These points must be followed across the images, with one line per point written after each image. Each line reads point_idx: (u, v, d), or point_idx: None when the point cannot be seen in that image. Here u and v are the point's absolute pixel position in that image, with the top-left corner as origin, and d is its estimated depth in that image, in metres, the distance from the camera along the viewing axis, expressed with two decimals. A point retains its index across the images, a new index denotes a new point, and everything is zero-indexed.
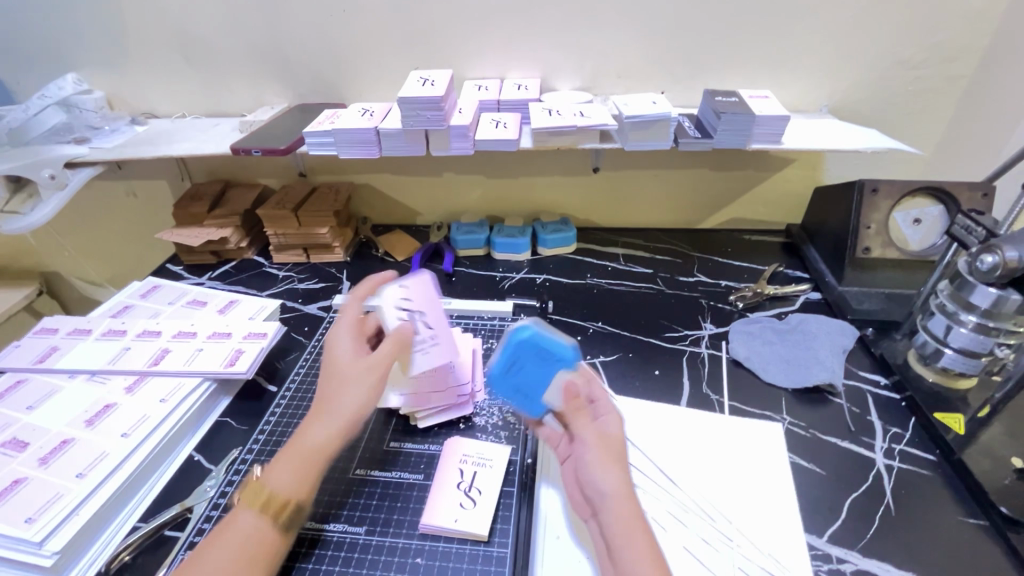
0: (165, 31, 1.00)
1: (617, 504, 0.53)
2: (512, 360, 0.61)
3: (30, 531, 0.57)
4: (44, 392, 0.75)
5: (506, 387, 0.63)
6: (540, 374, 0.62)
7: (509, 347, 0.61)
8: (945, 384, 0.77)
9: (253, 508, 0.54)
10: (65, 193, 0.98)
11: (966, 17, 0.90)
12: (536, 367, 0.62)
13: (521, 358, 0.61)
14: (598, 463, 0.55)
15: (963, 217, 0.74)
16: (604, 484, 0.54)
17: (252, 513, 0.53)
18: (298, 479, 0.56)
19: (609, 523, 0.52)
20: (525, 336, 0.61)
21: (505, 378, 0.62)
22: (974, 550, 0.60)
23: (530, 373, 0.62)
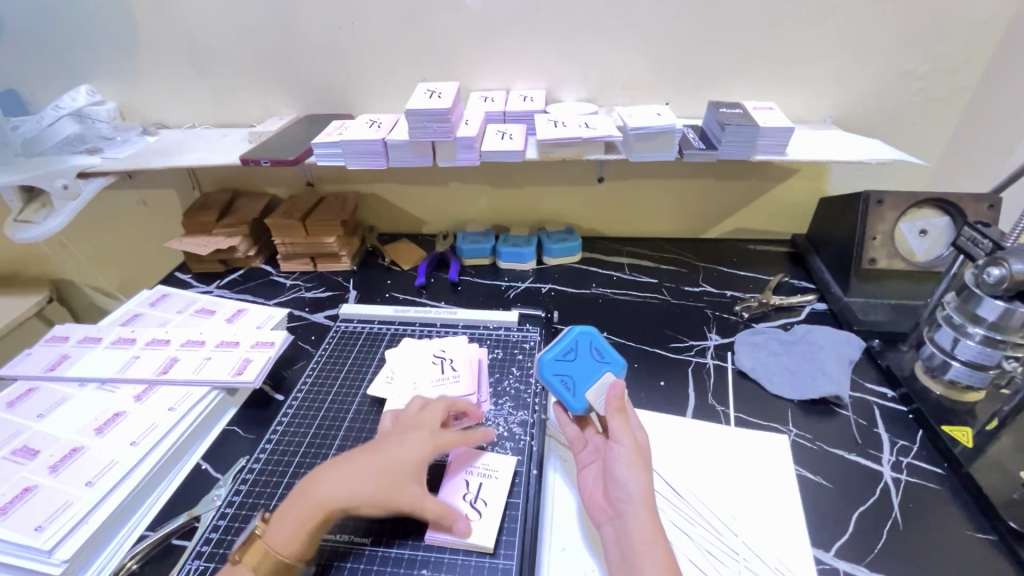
0: (177, 43, 1.02)
1: (640, 504, 0.55)
2: (568, 349, 0.68)
3: (40, 539, 0.57)
4: (55, 400, 0.76)
5: (553, 375, 0.67)
6: (588, 370, 0.67)
7: (573, 335, 0.69)
8: (952, 396, 0.76)
9: (280, 526, 0.55)
10: (77, 202, 1.00)
11: (972, 29, 0.91)
12: (585, 362, 0.67)
13: (578, 349, 0.68)
14: (630, 465, 0.57)
15: (970, 228, 0.73)
16: (630, 482, 0.56)
17: (280, 529, 0.55)
18: (296, 537, 0.54)
19: (631, 523, 0.54)
20: (583, 332, 0.69)
21: (555, 363, 0.67)
22: (983, 566, 0.59)
23: (576, 366, 0.67)
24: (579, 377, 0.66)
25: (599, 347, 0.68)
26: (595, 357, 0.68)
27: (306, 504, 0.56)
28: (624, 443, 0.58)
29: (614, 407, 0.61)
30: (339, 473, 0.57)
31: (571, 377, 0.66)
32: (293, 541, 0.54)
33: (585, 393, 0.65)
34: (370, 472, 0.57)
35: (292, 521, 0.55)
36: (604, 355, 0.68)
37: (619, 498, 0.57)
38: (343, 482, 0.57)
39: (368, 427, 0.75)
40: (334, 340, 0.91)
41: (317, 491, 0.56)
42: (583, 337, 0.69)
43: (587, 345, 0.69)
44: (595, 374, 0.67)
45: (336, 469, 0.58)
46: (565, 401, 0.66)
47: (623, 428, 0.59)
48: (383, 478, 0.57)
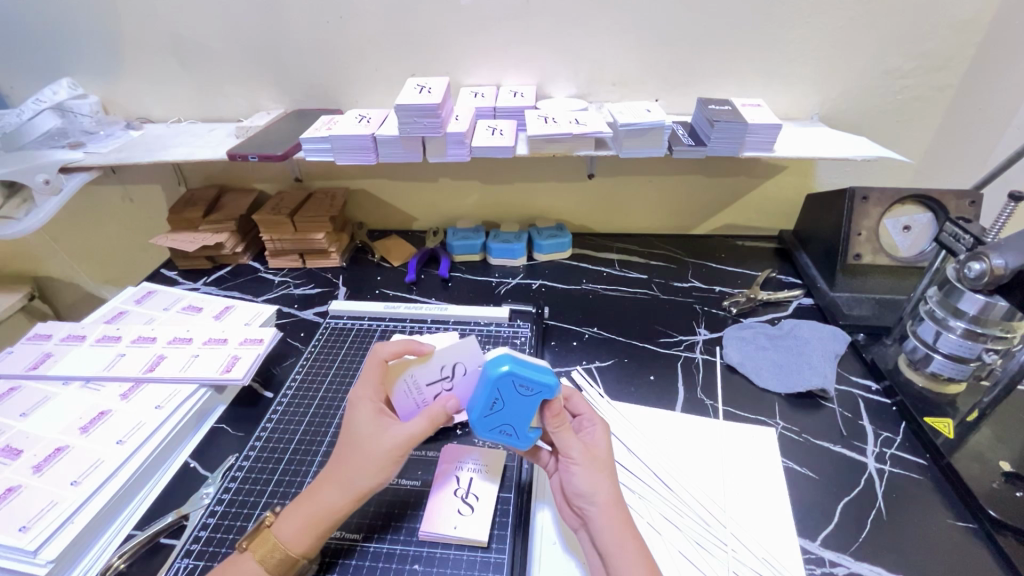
0: (161, 36, 1.00)
1: (606, 511, 0.55)
2: (492, 398, 0.57)
3: (25, 539, 0.56)
4: (38, 399, 0.75)
5: (489, 427, 0.59)
6: (524, 411, 0.57)
7: (488, 383, 0.56)
8: (934, 389, 0.78)
9: (291, 530, 0.55)
10: (60, 197, 0.98)
11: (955, 27, 0.92)
12: (515, 404, 0.57)
13: (501, 394, 0.57)
14: (585, 474, 0.56)
15: (952, 224, 0.75)
16: (592, 492, 0.56)
17: (291, 534, 0.54)
18: (300, 531, 0.55)
19: (600, 530, 0.54)
20: (502, 372, 0.56)
21: (486, 420, 0.58)
22: (964, 553, 0.61)
23: (508, 411, 0.58)
24: (515, 420, 0.58)
25: (522, 381, 0.56)
26: (522, 394, 0.57)
27: (316, 506, 0.56)
28: (575, 458, 0.57)
29: (554, 423, 0.58)
30: (342, 475, 0.56)
31: (509, 424, 0.59)
32: (311, 539, 0.55)
33: (529, 428, 0.59)
34: (368, 465, 0.56)
35: (306, 523, 0.55)
36: (531, 388, 0.56)
37: (583, 507, 0.57)
38: (349, 482, 0.56)
39: None
40: (324, 337, 0.90)
41: (324, 494, 0.56)
42: (501, 380, 0.56)
43: (509, 384, 0.56)
44: (531, 408, 0.57)
45: (337, 471, 0.57)
46: (516, 445, 0.60)
47: (569, 442, 0.58)
48: (387, 464, 0.57)
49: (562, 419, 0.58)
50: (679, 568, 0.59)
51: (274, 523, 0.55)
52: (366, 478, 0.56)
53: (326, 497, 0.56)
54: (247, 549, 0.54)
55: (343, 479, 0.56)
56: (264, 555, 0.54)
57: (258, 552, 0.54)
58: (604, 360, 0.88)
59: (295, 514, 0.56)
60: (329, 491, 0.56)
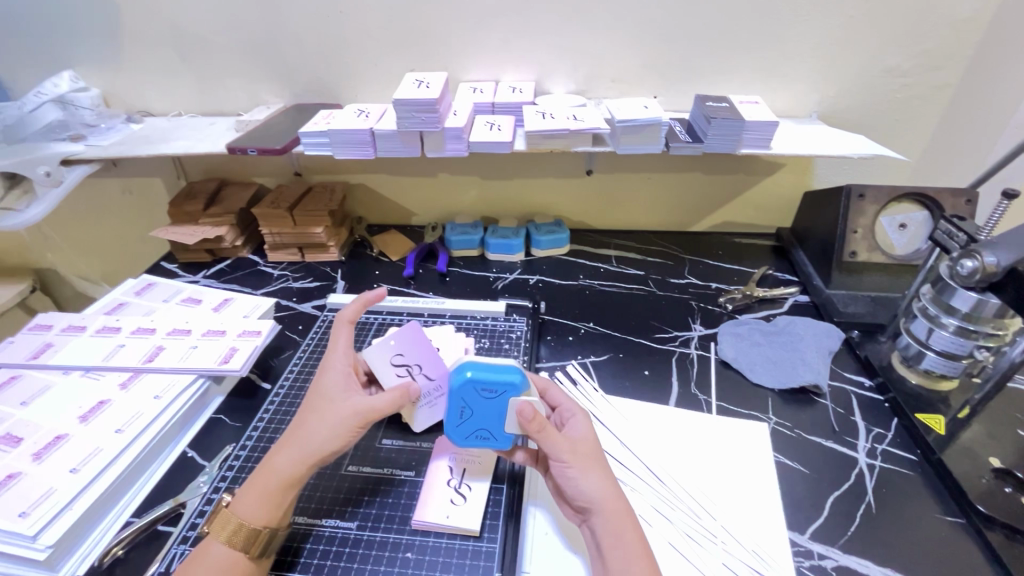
0: (161, 29, 1.01)
1: (602, 507, 0.55)
2: (460, 407, 0.60)
3: (24, 525, 0.57)
4: (38, 388, 0.75)
5: (467, 435, 0.61)
6: (493, 413, 0.60)
7: (453, 392, 0.60)
8: (928, 385, 0.79)
9: (249, 503, 0.55)
10: (61, 189, 0.99)
11: (953, 25, 0.92)
12: (485, 407, 0.60)
13: (467, 402, 0.60)
14: (577, 473, 0.56)
15: (946, 222, 0.76)
16: (587, 489, 0.56)
17: (249, 509, 0.55)
18: (263, 505, 0.55)
19: (599, 526, 0.55)
20: (466, 377, 0.59)
21: (459, 429, 0.61)
22: (952, 546, 0.61)
23: (478, 417, 0.60)
24: (490, 425, 0.60)
25: (483, 383, 0.59)
26: (487, 397, 0.60)
27: (271, 475, 0.57)
28: (564, 459, 0.57)
29: (535, 428, 0.57)
30: (298, 437, 0.58)
31: (484, 429, 0.61)
32: (271, 510, 0.55)
33: (504, 429, 0.60)
34: (327, 429, 0.58)
35: (265, 493, 0.56)
36: (493, 390, 0.59)
37: (580, 504, 0.57)
38: (302, 444, 0.57)
39: None
40: (321, 330, 0.91)
41: (280, 458, 0.58)
42: (464, 386, 0.59)
43: (473, 390, 0.60)
44: (500, 409, 0.60)
45: (295, 434, 0.59)
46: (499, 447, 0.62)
47: (558, 443, 0.57)
48: (344, 431, 0.58)
49: (540, 425, 0.57)
50: (669, 559, 0.60)
51: (233, 505, 0.56)
52: (318, 443, 0.57)
53: (283, 461, 0.57)
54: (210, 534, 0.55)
55: (298, 446, 0.57)
56: (230, 534, 0.54)
57: (223, 534, 0.54)
58: (599, 355, 0.88)
59: (251, 491, 0.56)
60: (281, 459, 0.57)
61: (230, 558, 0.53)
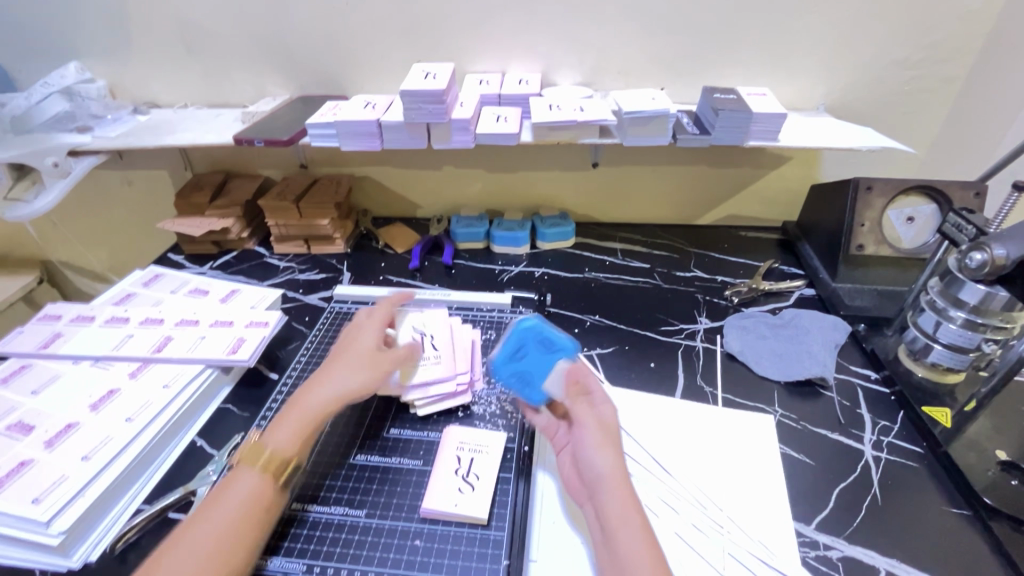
0: (167, 20, 1.00)
1: (612, 483, 0.56)
2: (517, 347, 0.67)
3: (37, 511, 0.57)
4: (48, 377, 0.76)
5: (510, 373, 0.67)
6: (540, 364, 0.66)
7: (516, 329, 0.68)
8: (934, 378, 0.78)
9: (283, 433, 0.61)
10: (69, 180, 1.00)
11: (963, 17, 0.91)
12: (535, 356, 0.66)
13: (524, 346, 0.67)
14: (595, 445, 0.58)
15: (955, 214, 0.75)
16: (601, 464, 0.57)
17: (281, 436, 0.60)
18: (294, 437, 0.61)
19: (606, 503, 0.55)
20: (531, 323, 0.69)
21: (507, 364, 0.67)
22: (957, 537, 0.62)
23: (526, 362, 0.66)
24: (533, 373, 0.65)
25: (545, 337, 0.67)
26: (544, 348, 0.67)
27: (303, 412, 0.63)
28: (587, 427, 0.60)
29: (573, 390, 0.63)
30: (325, 379, 0.66)
31: (527, 374, 0.66)
32: (300, 439, 0.61)
33: (543, 384, 0.65)
34: (353, 368, 0.67)
35: (297, 425, 0.62)
36: (553, 343, 0.67)
37: (591, 478, 0.58)
38: (331, 383, 0.65)
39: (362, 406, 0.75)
40: (328, 321, 0.91)
41: (310, 396, 0.64)
42: (528, 329, 0.68)
43: (534, 336, 0.68)
44: (547, 364, 0.66)
45: (321, 376, 0.66)
46: (527, 399, 0.66)
47: (586, 412, 0.61)
48: (368, 374, 0.67)
49: (579, 388, 0.63)
50: (675, 548, 0.61)
51: (265, 439, 0.60)
52: (347, 380, 0.66)
53: (312, 399, 0.64)
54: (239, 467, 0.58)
55: (329, 385, 0.65)
56: (260, 465, 0.58)
57: (252, 464, 0.58)
58: (605, 347, 0.88)
59: (284, 425, 0.62)
60: (312, 395, 0.64)
61: (260, 482, 0.57)
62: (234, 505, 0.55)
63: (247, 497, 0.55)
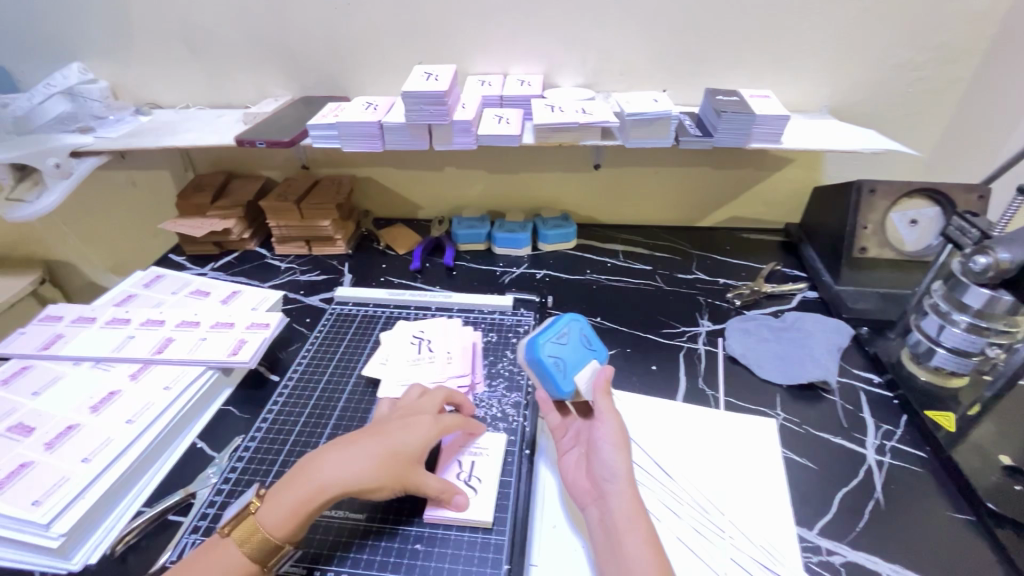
0: (169, 21, 1.00)
1: (624, 487, 0.56)
2: (561, 332, 0.65)
3: (37, 513, 0.57)
4: (49, 378, 0.76)
5: (549, 353, 0.63)
6: (578, 356, 0.64)
7: (566, 317, 0.67)
8: (937, 382, 0.78)
9: (279, 514, 0.54)
10: (70, 181, 1.00)
11: (967, 18, 0.91)
12: (575, 347, 0.65)
13: (570, 334, 0.65)
14: (614, 445, 0.58)
15: (959, 218, 0.75)
16: (617, 466, 0.57)
17: (277, 518, 0.54)
18: (289, 520, 0.54)
19: (616, 506, 0.55)
20: (577, 319, 0.68)
21: (549, 342, 0.63)
22: (960, 543, 0.61)
23: (568, 349, 0.64)
24: (569, 359, 0.63)
25: (588, 334, 0.67)
26: (585, 343, 0.66)
27: (306, 490, 0.56)
28: (611, 426, 0.59)
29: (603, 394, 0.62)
30: (341, 457, 0.58)
31: (564, 359, 0.63)
32: (293, 524, 0.54)
33: (575, 376, 0.63)
34: (370, 457, 0.58)
35: (294, 507, 0.55)
36: (592, 344, 0.67)
37: (603, 480, 0.58)
38: (343, 465, 0.57)
39: (363, 408, 0.75)
40: (329, 323, 0.91)
41: (318, 469, 0.57)
42: (574, 323, 0.67)
43: (578, 331, 0.67)
44: (583, 359, 0.64)
45: (337, 451, 0.59)
46: (554, 383, 0.62)
47: (611, 412, 0.60)
48: (385, 472, 0.58)
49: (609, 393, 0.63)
50: (678, 553, 0.60)
51: (261, 509, 0.55)
52: (363, 470, 0.57)
53: (321, 475, 0.56)
54: (229, 535, 0.54)
55: (342, 465, 0.57)
56: (248, 538, 0.53)
57: (243, 535, 0.54)
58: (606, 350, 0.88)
59: (282, 501, 0.55)
60: (322, 469, 0.57)
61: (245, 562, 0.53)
62: None
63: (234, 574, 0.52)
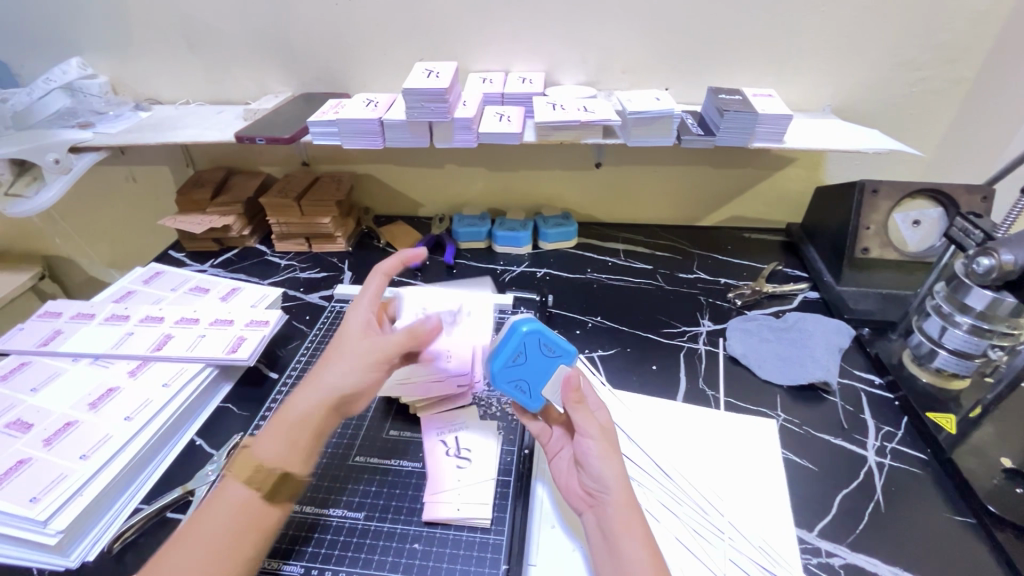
0: (169, 16, 1.00)
1: (618, 494, 0.55)
2: (517, 351, 0.61)
3: (35, 510, 0.57)
4: (48, 374, 0.76)
5: (508, 380, 0.62)
6: (540, 370, 0.62)
7: (516, 339, 0.60)
8: (938, 384, 0.78)
9: (272, 445, 0.55)
10: (70, 176, 0.99)
11: (972, 17, 0.90)
12: (535, 362, 0.61)
13: (526, 350, 0.61)
14: (600, 454, 0.56)
15: (963, 219, 0.75)
16: (607, 474, 0.56)
17: (270, 448, 0.55)
18: (285, 446, 0.55)
19: (611, 514, 0.55)
20: (527, 330, 0.61)
21: (507, 370, 0.61)
22: (961, 546, 0.61)
23: (526, 368, 0.62)
24: (532, 379, 0.62)
25: (546, 340, 0.61)
26: (544, 353, 0.61)
27: (290, 417, 0.57)
28: (594, 435, 0.57)
29: (574, 400, 0.58)
30: (316, 378, 0.59)
31: (526, 380, 0.62)
32: (290, 449, 0.55)
33: (543, 391, 0.62)
34: (347, 369, 0.59)
35: (284, 433, 0.56)
36: (554, 349, 0.61)
37: (595, 488, 0.57)
38: (320, 385, 0.58)
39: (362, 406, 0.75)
40: (328, 321, 0.91)
41: (297, 399, 0.58)
42: (526, 338, 0.61)
43: (534, 343, 0.61)
44: (548, 371, 0.62)
45: (310, 379, 0.60)
46: (524, 405, 0.63)
47: (589, 421, 0.58)
48: (362, 374, 0.59)
49: (579, 397, 0.59)
50: (677, 554, 0.60)
51: (252, 446, 0.55)
52: (337, 382, 0.58)
53: (302, 403, 0.57)
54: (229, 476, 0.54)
55: (321, 385, 0.58)
56: (250, 476, 0.54)
57: (241, 476, 0.54)
58: (606, 349, 0.88)
59: (270, 433, 0.56)
60: (299, 398, 0.58)
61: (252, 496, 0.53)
62: (226, 522, 0.52)
63: (238, 513, 0.52)
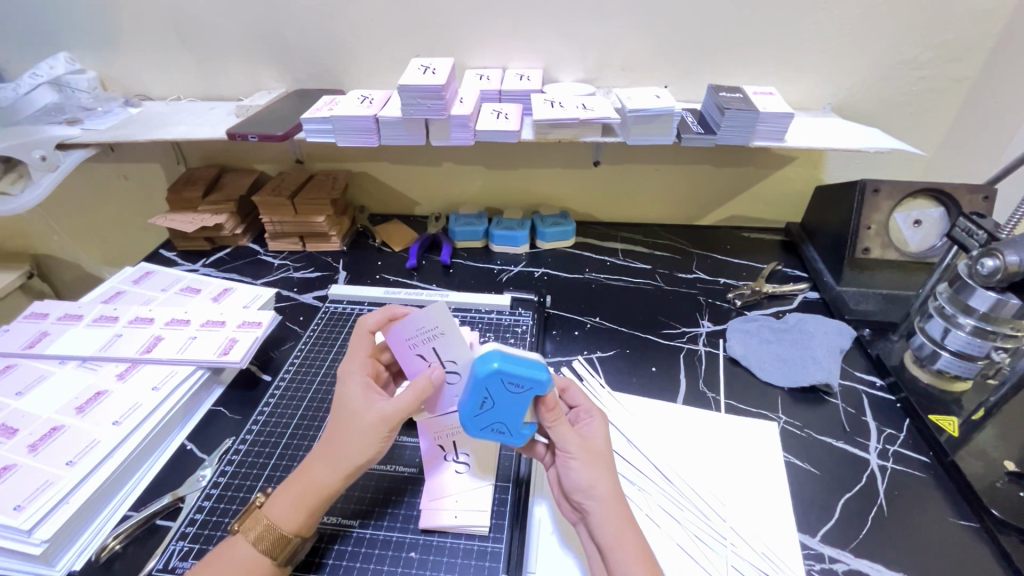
0: (160, 10, 0.98)
1: (604, 505, 0.54)
2: (481, 398, 0.56)
3: (19, 519, 0.55)
4: (34, 377, 0.74)
5: (482, 424, 0.58)
6: (513, 408, 0.56)
7: (477, 382, 0.55)
8: (940, 385, 0.77)
9: (286, 509, 0.53)
10: (56, 174, 0.97)
11: (974, 15, 0.89)
12: (506, 402, 0.56)
13: (492, 394, 0.55)
14: (579, 467, 0.56)
15: (965, 219, 0.74)
16: (591, 485, 0.55)
17: (282, 512, 0.53)
18: (298, 515, 0.53)
19: (598, 525, 0.54)
20: (492, 369, 0.54)
21: (477, 419, 0.57)
22: (965, 551, 0.60)
23: (498, 408, 0.56)
24: (507, 418, 0.57)
25: (512, 377, 0.54)
26: (513, 391, 0.55)
27: (308, 483, 0.55)
28: (573, 450, 0.56)
29: (550, 415, 0.57)
30: (331, 447, 0.56)
31: (502, 421, 0.57)
32: (305, 517, 0.54)
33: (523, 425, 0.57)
34: (361, 436, 0.55)
35: (299, 499, 0.54)
36: (522, 385, 0.54)
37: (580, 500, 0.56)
38: (336, 454, 0.55)
39: None
40: (323, 321, 0.90)
41: (314, 468, 0.55)
42: (490, 378, 0.54)
43: (499, 383, 0.55)
44: (521, 406, 0.56)
45: (326, 442, 0.56)
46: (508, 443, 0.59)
47: (567, 435, 0.57)
48: (376, 439, 0.55)
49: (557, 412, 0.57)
50: (676, 559, 0.59)
51: (266, 506, 0.54)
52: (354, 451, 0.55)
53: (319, 470, 0.55)
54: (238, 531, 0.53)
55: (337, 454, 0.55)
56: (260, 536, 0.52)
57: (250, 535, 0.52)
58: (605, 351, 0.86)
59: (285, 497, 0.54)
60: (317, 465, 0.55)
61: (261, 562, 0.51)
62: None
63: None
